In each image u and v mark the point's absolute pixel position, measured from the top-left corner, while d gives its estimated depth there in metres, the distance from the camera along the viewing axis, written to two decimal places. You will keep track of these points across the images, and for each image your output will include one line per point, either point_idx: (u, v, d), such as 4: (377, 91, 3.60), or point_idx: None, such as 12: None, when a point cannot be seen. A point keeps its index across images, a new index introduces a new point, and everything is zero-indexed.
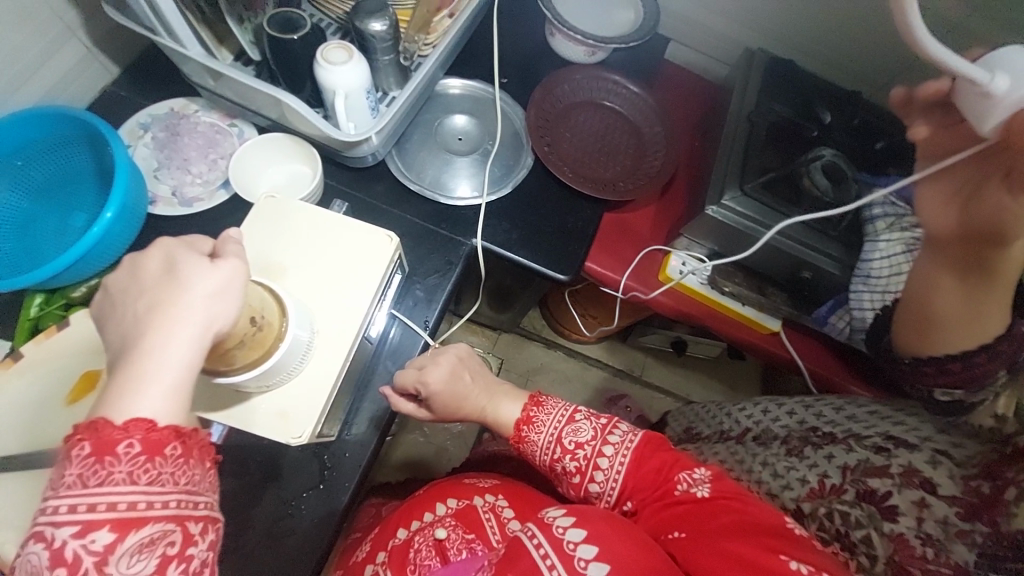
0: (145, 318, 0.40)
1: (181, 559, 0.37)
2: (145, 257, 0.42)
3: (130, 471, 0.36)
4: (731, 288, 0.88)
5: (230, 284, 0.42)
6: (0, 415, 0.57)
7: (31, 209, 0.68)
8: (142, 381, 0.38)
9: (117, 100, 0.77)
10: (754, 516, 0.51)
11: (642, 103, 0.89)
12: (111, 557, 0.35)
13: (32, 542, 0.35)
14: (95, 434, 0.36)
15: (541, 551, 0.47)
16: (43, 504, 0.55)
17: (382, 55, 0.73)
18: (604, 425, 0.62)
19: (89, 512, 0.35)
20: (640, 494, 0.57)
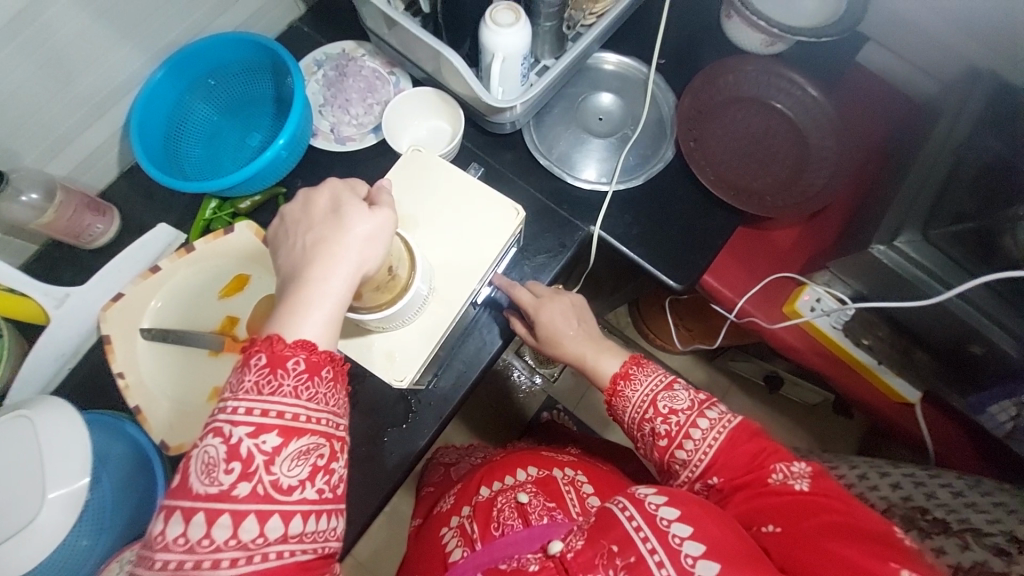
0: (310, 251, 0.45)
1: (328, 471, 0.42)
2: (316, 194, 0.47)
3: (296, 385, 0.41)
4: (870, 343, 0.79)
5: (380, 233, 0.46)
6: (167, 295, 0.68)
7: (221, 125, 0.79)
8: (306, 308, 0.43)
9: (300, 35, 0.84)
10: (869, 521, 0.43)
11: (830, 120, 0.79)
12: (277, 458, 0.40)
13: (212, 436, 0.40)
14: (269, 347, 0.41)
15: (634, 524, 0.44)
16: (185, 378, 0.66)
17: (544, 21, 0.71)
18: (703, 400, 0.55)
19: (261, 416, 0.40)
20: (729, 472, 0.50)
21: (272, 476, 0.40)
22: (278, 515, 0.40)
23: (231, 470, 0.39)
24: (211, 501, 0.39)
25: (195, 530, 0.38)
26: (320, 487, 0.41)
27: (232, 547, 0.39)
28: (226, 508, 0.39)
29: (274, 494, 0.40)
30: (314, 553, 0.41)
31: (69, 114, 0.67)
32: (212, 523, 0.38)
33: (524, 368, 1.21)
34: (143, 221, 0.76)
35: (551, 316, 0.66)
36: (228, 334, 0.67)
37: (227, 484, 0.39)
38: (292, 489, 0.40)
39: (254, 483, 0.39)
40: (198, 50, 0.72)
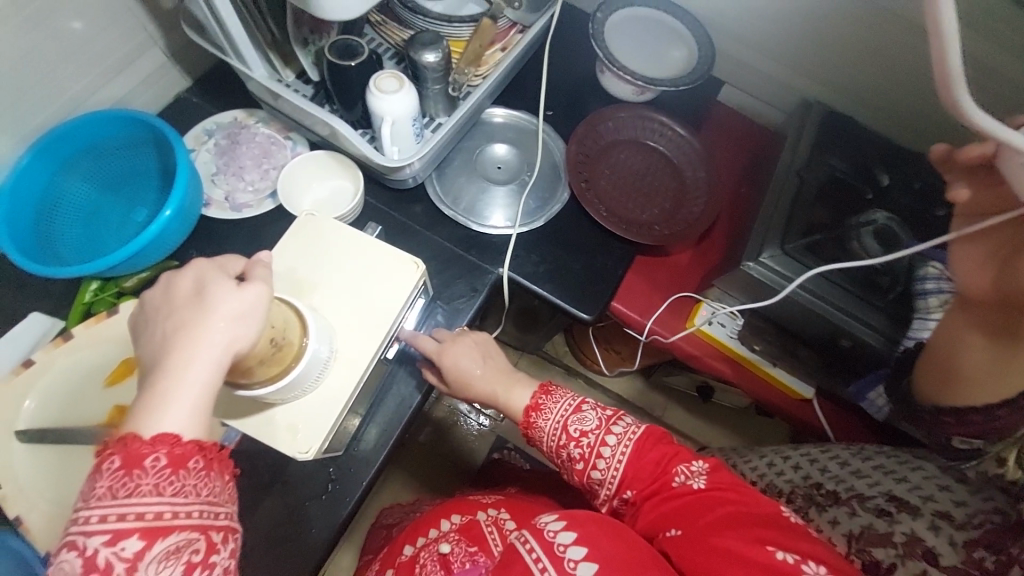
0: (172, 337, 0.43)
1: (206, 566, 0.40)
2: (179, 277, 0.45)
3: (158, 482, 0.39)
4: (761, 347, 0.86)
5: (252, 308, 0.44)
6: (41, 392, 0.62)
7: (99, 202, 0.75)
8: (172, 398, 0.41)
9: (188, 107, 0.83)
10: (755, 509, 0.48)
11: (698, 152, 0.88)
12: (140, 563, 0.37)
13: (66, 551, 0.37)
14: (123, 448, 0.39)
15: (533, 556, 0.44)
16: (71, 477, 0.60)
17: (432, 85, 0.75)
18: (610, 415, 0.57)
19: (117, 521, 0.37)
20: (639, 484, 0.53)
21: None
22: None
23: None
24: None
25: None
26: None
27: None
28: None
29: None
30: None
31: None
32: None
33: (473, 409, 1.20)
34: (12, 309, 0.69)
35: (456, 358, 0.66)
36: (115, 424, 0.61)
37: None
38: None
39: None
40: (66, 130, 0.69)
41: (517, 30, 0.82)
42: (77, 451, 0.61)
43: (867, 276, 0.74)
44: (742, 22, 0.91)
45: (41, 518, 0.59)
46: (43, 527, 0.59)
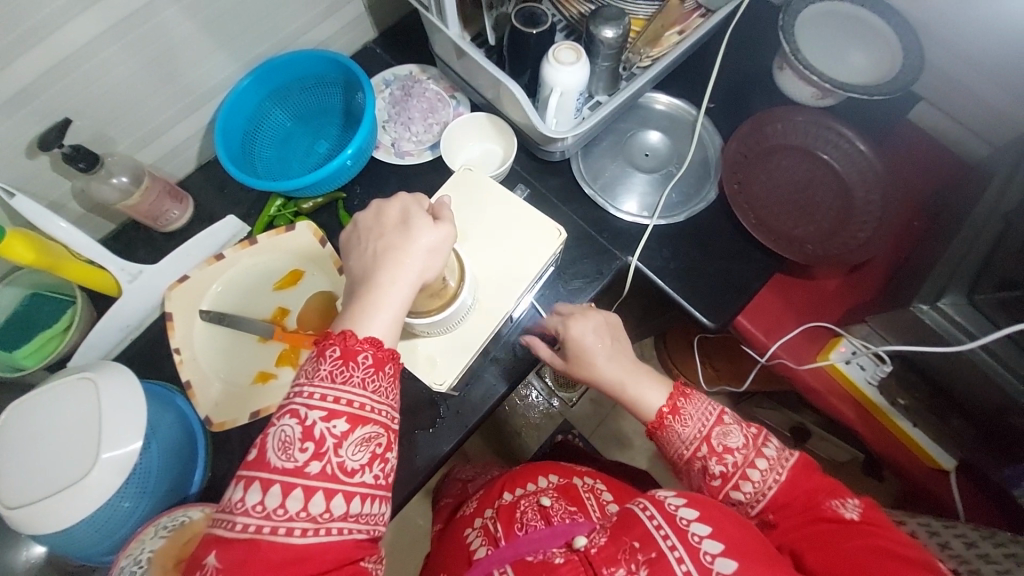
0: (380, 256, 0.51)
1: (384, 460, 0.45)
2: (389, 206, 0.53)
3: (364, 376, 0.46)
4: (907, 403, 0.79)
5: (440, 246, 0.52)
6: (227, 280, 0.74)
7: (292, 131, 0.86)
8: (377, 309, 0.49)
9: (373, 56, 0.91)
10: (914, 555, 0.45)
11: (876, 173, 0.80)
12: (344, 442, 0.44)
13: (288, 416, 0.44)
14: (342, 341, 0.46)
15: (654, 522, 0.47)
16: (235, 358, 0.71)
17: (602, 61, 0.75)
18: (756, 435, 0.55)
19: (333, 403, 0.44)
20: (787, 511, 0.51)
21: (340, 458, 0.43)
22: (341, 494, 0.43)
23: (305, 449, 0.43)
24: (286, 474, 0.42)
25: (270, 500, 0.42)
26: (376, 473, 0.45)
27: (302, 519, 0.42)
28: (299, 483, 0.42)
29: (339, 475, 0.43)
30: (367, 533, 0.45)
31: (163, 109, 0.74)
32: (286, 494, 0.42)
33: (542, 391, 1.22)
34: (212, 211, 0.82)
35: (584, 339, 0.62)
36: (278, 323, 0.72)
37: (301, 461, 0.42)
38: (354, 472, 0.44)
39: (324, 463, 0.43)
40: (282, 63, 0.80)
41: (699, 14, 0.79)
42: (242, 336, 0.72)
43: None
44: (961, 31, 0.79)
45: (207, 386, 0.70)
46: (207, 394, 0.70)
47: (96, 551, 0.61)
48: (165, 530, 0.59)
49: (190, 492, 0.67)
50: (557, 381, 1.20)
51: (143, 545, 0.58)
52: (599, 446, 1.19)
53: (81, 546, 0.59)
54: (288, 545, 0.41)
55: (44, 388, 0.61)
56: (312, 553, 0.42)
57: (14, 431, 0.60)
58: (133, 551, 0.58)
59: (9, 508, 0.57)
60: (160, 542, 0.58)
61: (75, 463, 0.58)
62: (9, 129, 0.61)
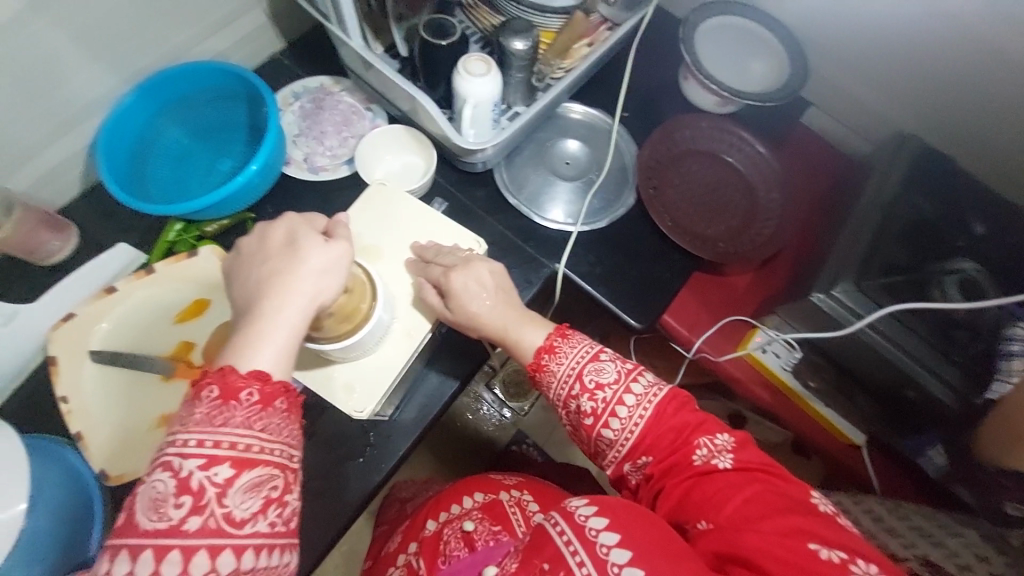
0: (263, 283, 0.48)
1: (281, 503, 0.42)
2: (274, 228, 0.51)
3: (248, 416, 0.42)
4: (816, 385, 0.84)
5: (334, 266, 0.50)
6: (117, 318, 0.67)
7: (189, 148, 0.80)
8: (260, 339, 0.45)
9: (280, 68, 0.87)
10: (787, 492, 0.46)
11: (775, 173, 0.85)
12: (229, 490, 0.40)
13: (161, 471, 0.40)
14: (220, 379, 0.42)
15: (564, 538, 0.45)
16: (127, 402, 0.64)
17: (516, 72, 0.75)
18: (630, 370, 0.55)
19: (213, 448, 0.40)
20: (657, 452, 0.52)
21: (225, 509, 0.39)
22: (229, 550, 0.39)
23: (181, 504, 0.39)
24: (159, 536, 0.38)
25: (142, 568, 0.38)
26: (272, 520, 0.41)
27: None
28: (175, 544, 0.38)
29: (225, 527, 0.39)
30: None
31: (34, 132, 0.67)
32: (161, 559, 0.38)
33: (494, 402, 1.20)
34: (103, 240, 0.75)
35: (463, 283, 0.60)
36: (182, 359, 0.66)
37: (177, 519, 0.38)
38: (244, 522, 0.40)
39: (204, 517, 0.39)
40: (173, 76, 0.74)
41: (607, 27, 0.82)
42: (145, 378, 0.66)
43: (945, 328, 0.71)
44: (838, 41, 0.87)
45: (102, 438, 0.63)
46: (101, 445, 0.63)
47: None
48: None
49: (89, 557, 0.59)
50: (506, 390, 1.19)
51: None
52: (554, 454, 1.19)
53: None
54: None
55: None
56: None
57: None
58: None
59: None
60: None
61: None
62: None
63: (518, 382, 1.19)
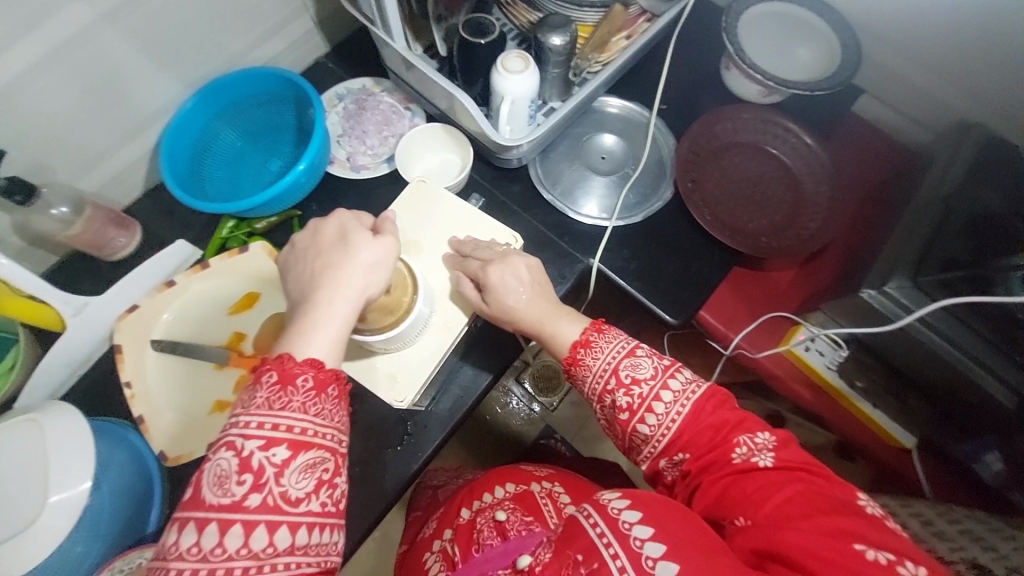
0: (319, 276, 0.50)
1: (332, 485, 0.44)
2: (325, 224, 0.54)
3: (304, 401, 0.44)
4: (863, 385, 0.82)
5: (382, 258, 0.52)
6: (178, 309, 0.71)
7: (242, 149, 0.84)
8: (315, 329, 0.48)
9: (324, 71, 0.90)
10: (832, 493, 0.45)
11: (822, 165, 0.82)
12: (286, 471, 0.42)
13: (224, 449, 0.42)
14: (280, 365, 0.45)
15: (597, 530, 0.45)
16: (188, 388, 0.69)
17: (553, 68, 0.75)
18: (667, 366, 0.55)
19: (271, 430, 0.42)
20: (694, 450, 0.52)
21: (281, 488, 0.42)
22: (285, 526, 0.41)
23: (243, 482, 0.41)
24: (223, 511, 0.40)
25: (207, 539, 0.40)
26: (323, 501, 0.43)
27: (242, 557, 0.40)
28: (238, 518, 0.40)
29: (282, 505, 0.42)
30: (318, 566, 0.43)
31: (103, 136, 0.71)
32: (224, 532, 0.40)
33: (523, 396, 1.22)
34: (163, 235, 0.80)
35: (499, 278, 0.61)
36: (234, 349, 0.70)
37: (239, 495, 0.41)
38: (299, 501, 0.42)
39: (264, 495, 0.41)
40: (228, 82, 0.78)
41: (646, 18, 0.80)
42: (201, 366, 0.70)
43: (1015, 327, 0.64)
44: (894, 25, 0.83)
45: (166, 422, 0.68)
46: (164, 429, 0.67)
47: None
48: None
49: (146, 532, 0.64)
50: (537, 385, 1.21)
51: None
52: (582, 449, 1.19)
53: None
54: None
55: None
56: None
57: None
58: None
59: None
60: None
61: (16, 511, 0.54)
62: None
63: (548, 376, 1.22)
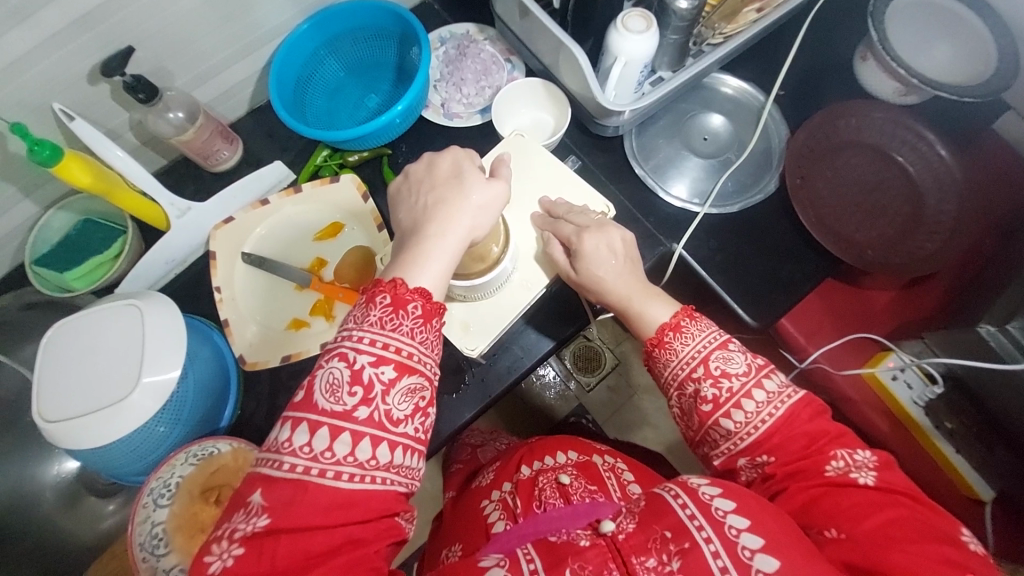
0: (432, 209, 0.52)
1: (425, 413, 0.46)
2: (440, 158, 0.55)
3: (412, 327, 0.46)
4: (953, 427, 0.75)
5: (494, 207, 0.53)
6: (270, 226, 0.75)
7: (343, 81, 0.85)
8: (424, 260, 0.50)
9: (431, 12, 0.89)
10: (934, 522, 0.45)
11: (955, 183, 0.74)
12: (391, 390, 0.44)
13: (337, 359, 0.44)
14: (392, 290, 0.47)
15: (688, 512, 0.45)
16: (271, 303, 0.73)
17: (671, 34, 0.70)
18: (761, 366, 0.53)
19: (382, 349, 0.44)
20: (782, 454, 0.50)
21: (386, 406, 0.44)
22: (386, 443, 0.43)
23: (354, 393, 0.43)
24: (334, 417, 0.43)
25: (319, 442, 0.42)
26: (418, 426, 0.45)
27: (350, 464, 0.42)
28: (347, 426, 0.42)
29: (386, 423, 0.43)
30: (406, 487, 0.45)
31: (221, 49, 0.74)
32: (335, 438, 0.42)
33: (560, 372, 1.21)
34: (261, 155, 0.83)
35: (594, 246, 0.60)
36: (315, 273, 0.73)
37: (350, 405, 0.43)
38: (399, 422, 0.44)
39: (371, 409, 0.43)
40: (341, 11, 0.78)
41: None
42: (282, 285, 0.73)
43: None
44: None
45: (249, 331, 0.72)
46: (244, 336, 0.71)
47: (127, 471, 0.64)
48: (195, 459, 0.62)
49: (220, 426, 0.69)
50: (576, 363, 1.21)
51: (173, 470, 0.62)
52: (614, 433, 1.17)
53: (111, 464, 0.63)
54: (335, 490, 0.41)
55: (86, 312, 0.63)
56: (357, 499, 0.42)
57: (56, 351, 0.62)
58: (164, 474, 0.62)
59: (46, 420, 0.59)
60: (189, 470, 0.62)
61: (116, 385, 0.60)
62: (70, 54, 0.61)
63: (590, 357, 1.21)
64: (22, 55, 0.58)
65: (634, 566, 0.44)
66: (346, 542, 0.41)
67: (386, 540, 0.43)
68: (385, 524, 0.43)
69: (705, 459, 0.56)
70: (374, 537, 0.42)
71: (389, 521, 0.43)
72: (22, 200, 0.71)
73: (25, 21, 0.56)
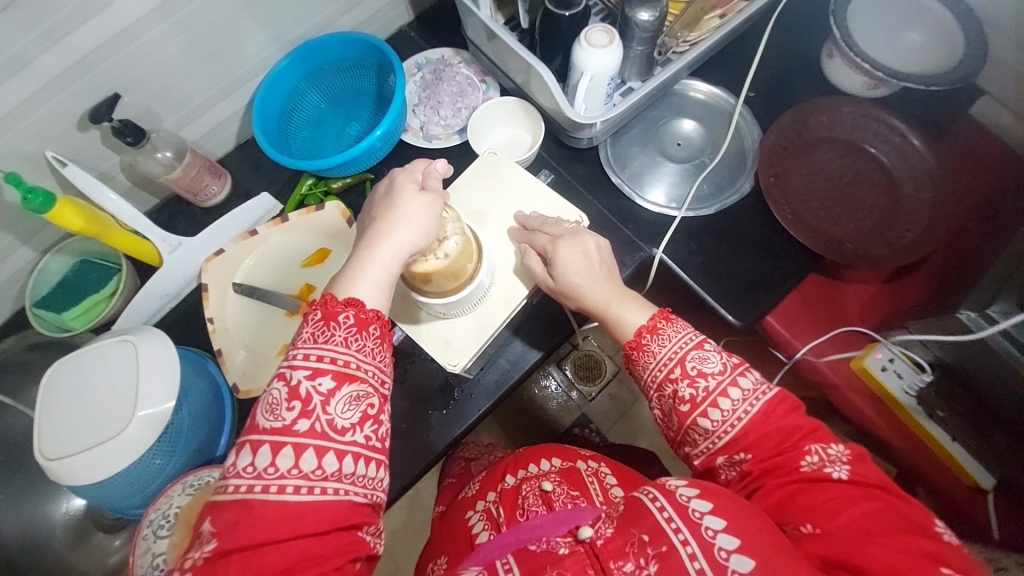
0: (370, 225, 0.54)
1: (376, 421, 0.47)
2: (380, 182, 0.57)
3: (346, 336, 0.48)
4: (945, 415, 0.73)
5: (424, 214, 0.54)
6: (259, 256, 0.77)
7: (326, 113, 0.88)
8: (365, 273, 0.51)
9: (407, 40, 0.92)
10: (908, 514, 0.45)
11: (929, 171, 0.74)
12: (332, 399, 0.45)
13: (277, 380, 0.46)
14: (324, 305, 0.49)
15: (665, 514, 0.45)
16: (262, 330, 0.75)
17: (637, 45, 0.72)
18: (736, 364, 0.53)
19: (317, 362, 0.46)
20: (758, 451, 0.50)
21: (329, 416, 0.45)
22: (333, 452, 0.44)
23: (292, 408, 0.45)
24: (274, 434, 0.44)
25: (260, 460, 0.44)
26: (367, 434, 0.46)
27: (294, 477, 0.43)
28: (289, 440, 0.44)
29: (330, 432, 0.45)
30: (365, 497, 0.46)
31: (205, 90, 0.77)
32: (275, 455, 0.44)
33: (562, 382, 1.21)
34: (249, 188, 0.86)
35: (569, 254, 0.61)
36: (304, 299, 0.75)
37: (289, 420, 0.44)
38: (345, 430, 0.45)
39: (312, 421, 0.45)
40: (320, 46, 0.82)
41: None
42: (273, 311, 0.75)
43: None
44: None
45: (240, 358, 0.74)
46: (237, 364, 0.73)
47: (127, 504, 0.66)
48: (192, 489, 0.64)
49: (215, 454, 0.71)
50: (576, 373, 1.21)
51: (171, 501, 0.63)
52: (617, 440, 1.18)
53: (113, 498, 0.65)
54: (283, 504, 0.43)
55: (82, 350, 0.65)
56: (306, 512, 0.43)
57: (56, 388, 0.64)
58: (162, 505, 0.63)
59: (48, 458, 0.61)
60: (186, 499, 0.63)
61: (112, 420, 0.62)
62: (59, 104, 0.64)
63: (589, 365, 1.21)
64: (14, 107, 0.61)
65: (612, 571, 0.44)
66: (303, 560, 0.42)
67: (347, 556, 0.44)
68: (345, 538, 0.44)
69: (686, 459, 0.56)
70: (334, 552, 0.43)
71: (349, 536, 0.44)
72: (20, 246, 0.74)
73: (12, 75, 0.59)
